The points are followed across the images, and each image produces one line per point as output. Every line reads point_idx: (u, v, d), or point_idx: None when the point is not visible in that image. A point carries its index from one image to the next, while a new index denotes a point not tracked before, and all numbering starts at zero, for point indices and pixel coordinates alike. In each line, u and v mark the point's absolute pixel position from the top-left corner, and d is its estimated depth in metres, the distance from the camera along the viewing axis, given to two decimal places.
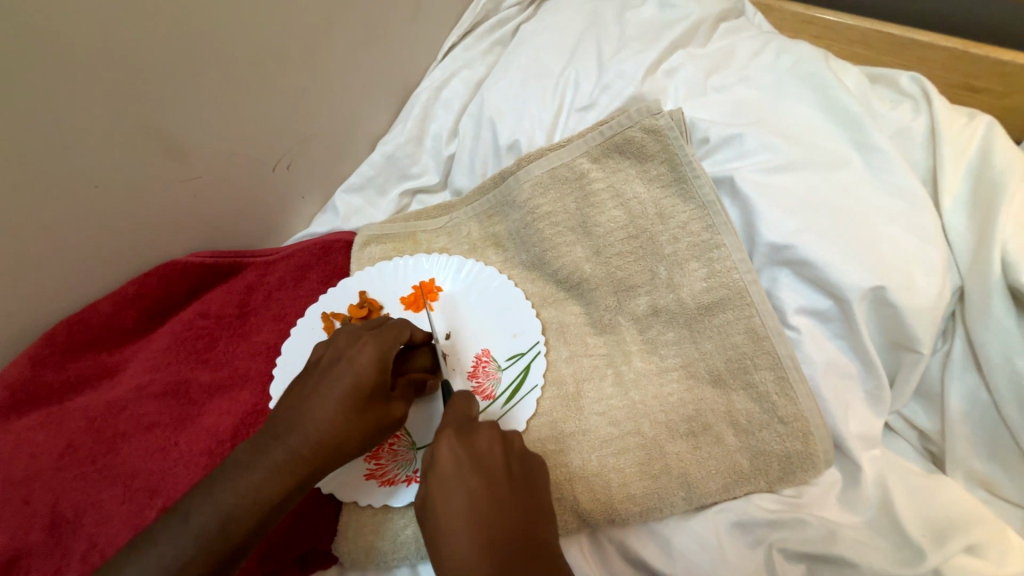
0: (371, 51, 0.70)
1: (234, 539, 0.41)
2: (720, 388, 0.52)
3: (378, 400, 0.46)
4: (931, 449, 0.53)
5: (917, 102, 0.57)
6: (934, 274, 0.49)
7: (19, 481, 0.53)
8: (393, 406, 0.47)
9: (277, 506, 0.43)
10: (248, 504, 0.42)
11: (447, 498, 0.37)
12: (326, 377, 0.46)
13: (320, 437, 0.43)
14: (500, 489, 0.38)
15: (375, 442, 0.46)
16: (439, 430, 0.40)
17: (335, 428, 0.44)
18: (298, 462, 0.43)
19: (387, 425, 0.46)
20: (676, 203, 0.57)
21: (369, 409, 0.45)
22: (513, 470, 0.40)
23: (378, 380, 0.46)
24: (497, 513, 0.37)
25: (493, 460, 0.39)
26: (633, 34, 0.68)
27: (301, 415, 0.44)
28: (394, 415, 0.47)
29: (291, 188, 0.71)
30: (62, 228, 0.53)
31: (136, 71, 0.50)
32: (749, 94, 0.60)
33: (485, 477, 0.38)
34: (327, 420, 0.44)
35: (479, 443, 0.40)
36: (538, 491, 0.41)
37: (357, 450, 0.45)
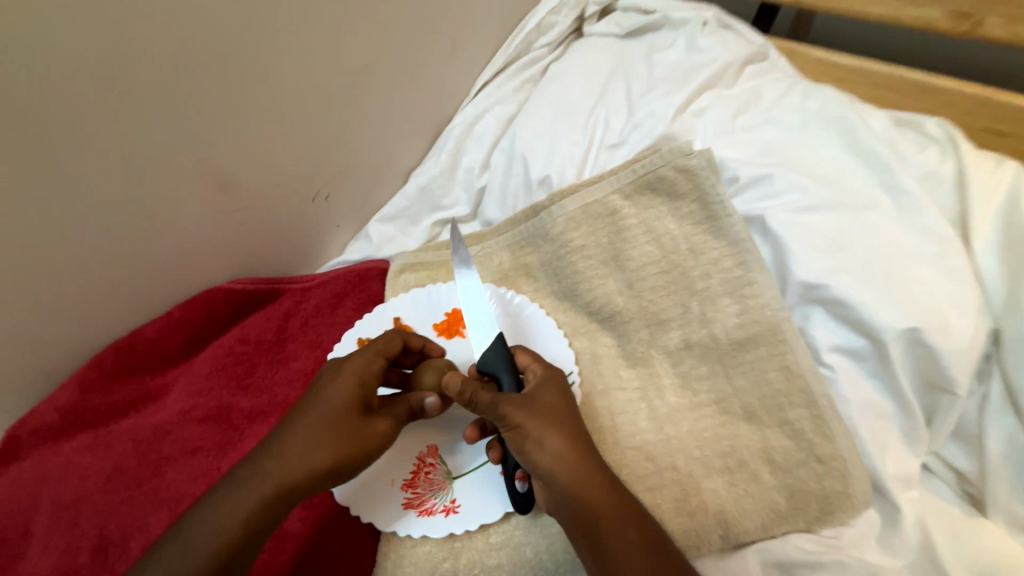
0: (408, 89, 0.74)
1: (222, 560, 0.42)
2: (755, 424, 0.53)
3: (353, 424, 0.47)
4: (969, 491, 0.52)
5: (945, 147, 0.58)
6: (969, 317, 0.49)
7: (67, 503, 0.54)
8: (371, 428, 0.47)
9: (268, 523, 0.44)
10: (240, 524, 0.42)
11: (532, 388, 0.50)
12: (303, 405, 0.48)
13: (293, 465, 0.45)
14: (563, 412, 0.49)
15: (353, 466, 0.46)
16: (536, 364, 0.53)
17: (308, 457, 0.45)
18: (285, 485, 0.44)
19: (363, 443, 0.47)
20: (708, 240, 0.58)
21: (341, 427, 0.46)
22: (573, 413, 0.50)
23: (354, 402, 0.48)
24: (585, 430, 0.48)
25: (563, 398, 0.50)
26: (661, 75, 0.72)
27: (276, 444, 0.46)
28: (373, 437, 0.47)
29: (329, 217, 0.74)
30: (118, 255, 0.56)
31: (195, 112, 0.54)
32: (776, 135, 0.62)
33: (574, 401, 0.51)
34: (301, 447, 0.45)
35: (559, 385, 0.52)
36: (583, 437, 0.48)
37: (334, 476, 0.46)
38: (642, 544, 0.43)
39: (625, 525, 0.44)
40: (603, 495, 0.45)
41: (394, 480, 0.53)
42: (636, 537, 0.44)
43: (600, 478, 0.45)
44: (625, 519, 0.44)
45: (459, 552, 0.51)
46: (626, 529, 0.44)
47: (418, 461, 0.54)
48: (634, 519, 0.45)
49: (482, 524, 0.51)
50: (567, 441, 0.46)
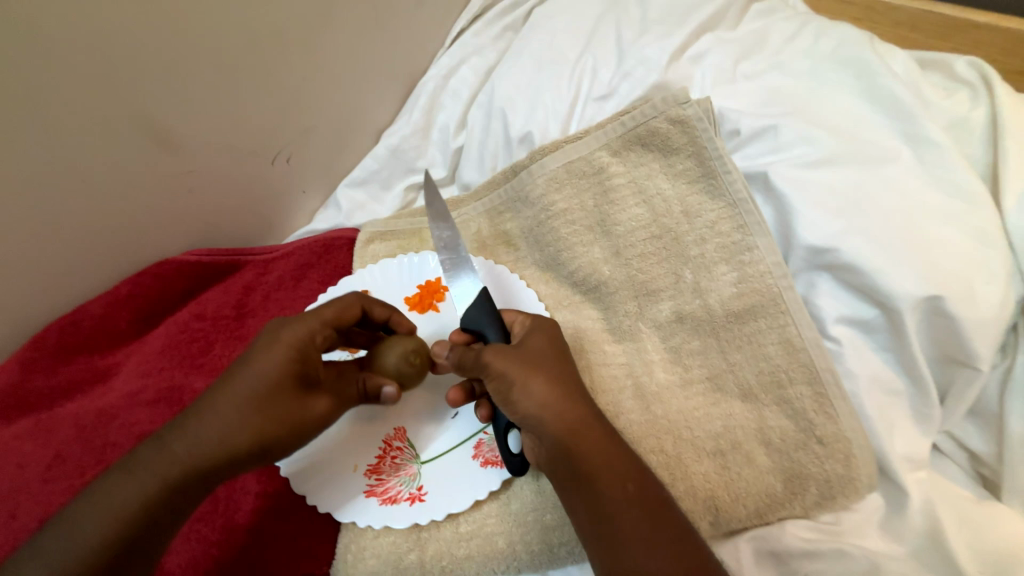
0: (375, 36, 0.66)
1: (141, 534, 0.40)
2: (751, 403, 0.48)
3: (281, 402, 0.41)
4: (983, 473, 0.48)
5: (976, 90, 0.52)
6: (995, 283, 0.44)
7: (6, 493, 0.50)
8: (303, 407, 0.42)
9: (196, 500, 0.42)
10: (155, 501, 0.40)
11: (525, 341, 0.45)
12: (224, 380, 0.42)
13: (208, 446, 0.41)
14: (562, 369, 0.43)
15: (283, 447, 0.41)
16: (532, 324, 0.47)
17: (225, 437, 0.41)
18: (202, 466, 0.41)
19: (295, 422, 0.41)
20: (704, 200, 0.52)
21: (269, 403, 0.41)
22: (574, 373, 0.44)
23: (283, 376, 0.41)
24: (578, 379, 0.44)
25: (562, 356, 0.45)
26: (657, 16, 0.63)
27: (191, 424, 0.41)
28: (305, 418, 0.41)
29: (291, 182, 0.67)
30: (46, 226, 0.50)
31: (119, 56, 0.47)
32: (783, 81, 0.55)
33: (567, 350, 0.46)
34: (217, 427, 0.41)
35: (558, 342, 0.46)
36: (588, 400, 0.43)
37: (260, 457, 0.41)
38: (641, 498, 0.39)
39: (622, 478, 0.40)
40: (598, 447, 0.40)
41: (356, 466, 0.49)
42: (636, 492, 0.39)
43: (604, 443, 0.41)
44: (631, 488, 0.39)
45: (426, 542, 0.47)
46: (623, 483, 0.39)
47: (384, 445, 0.50)
48: (631, 472, 0.40)
49: (450, 513, 0.47)
50: (559, 391, 0.42)
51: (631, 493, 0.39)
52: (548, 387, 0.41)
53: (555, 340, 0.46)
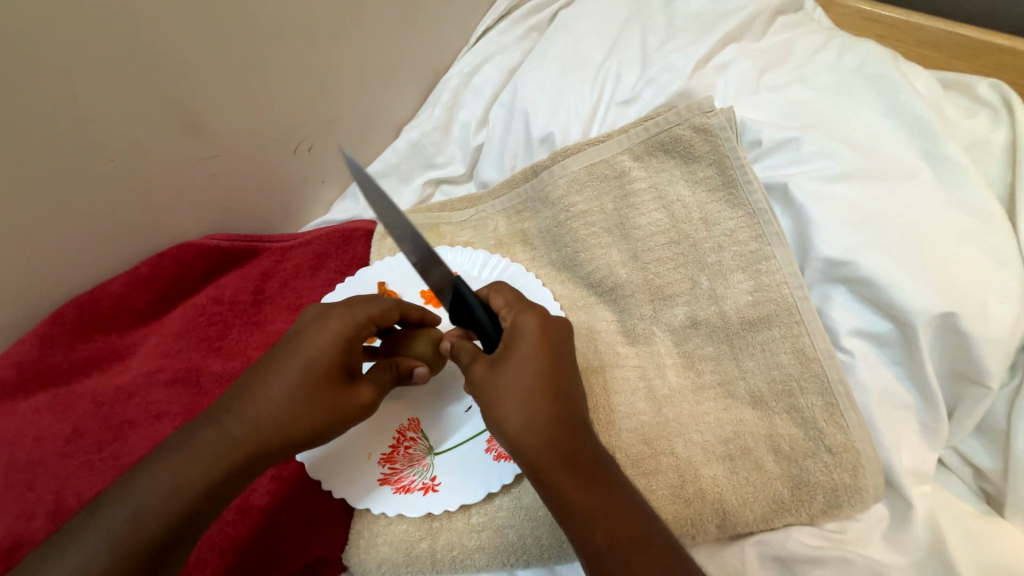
0: (403, 31, 0.67)
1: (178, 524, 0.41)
2: (762, 410, 0.49)
3: (327, 394, 0.43)
4: (987, 489, 0.49)
5: (997, 112, 0.53)
6: (1008, 302, 0.45)
7: (22, 465, 0.51)
8: (348, 398, 0.44)
9: (229, 487, 0.42)
10: (188, 489, 0.41)
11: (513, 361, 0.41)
12: (261, 368, 0.44)
13: (254, 435, 0.42)
14: (551, 396, 0.40)
15: (326, 435, 0.44)
16: (524, 342, 0.42)
17: (270, 426, 0.42)
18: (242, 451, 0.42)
19: (343, 412, 0.44)
20: (723, 208, 0.53)
21: (319, 394, 0.43)
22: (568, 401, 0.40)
23: (330, 369, 0.44)
24: (567, 403, 0.40)
25: (556, 380, 0.41)
26: (682, 24, 0.64)
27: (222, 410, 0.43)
28: (349, 408, 0.44)
29: (312, 171, 0.67)
30: (73, 204, 0.50)
31: (154, 38, 0.47)
32: (806, 95, 0.55)
33: (560, 365, 0.42)
34: (262, 415, 0.42)
35: (555, 362, 0.42)
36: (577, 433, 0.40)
37: (304, 444, 0.44)
38: (617, 539, 0.37)
39: (597, 516, 0.37)
40: (574, 479, 0.38)
41: (371, 455, 0.51)
42: (611, 531, 0.37)
43: (581, 482, 0.38)
44: (603, 531, 0.37)
45: (438, 532, 0.48)
46: (596, 520, 0.37)
47: (398, 435, 0.51)
48: (611, 508, 0.38)
49: (462, 504, 0.48)
50: (532, 419, 0.39)
51: (604, 533, 0.37)
52: (520, 412, 0.39)
53: (544, 356, 0.41)
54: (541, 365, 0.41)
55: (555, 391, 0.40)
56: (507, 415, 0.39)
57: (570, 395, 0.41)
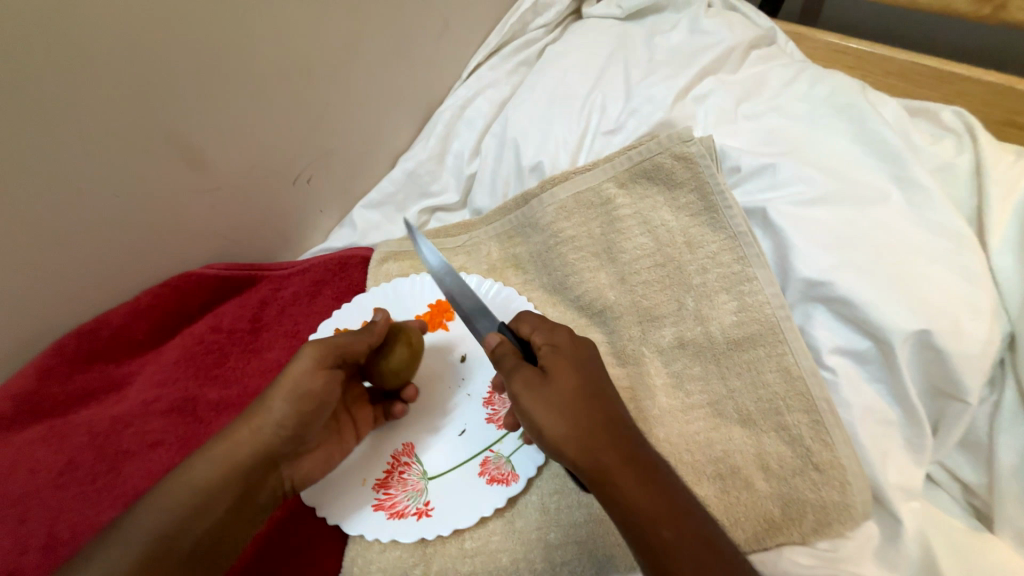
0: (397, 67, 0.70)
1: (181, 552, 0.43)
2: (750, 429, 0.50)
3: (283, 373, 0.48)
4: (976, 504, 0.49)
5: (961, 137, 0.55)
6: (981, 319, 0.46)
7: (17, 498, 0.52)
8: (299, 369, 0.48)
9: (234, 509, 0.46)
10: (185, 512, 0.44)
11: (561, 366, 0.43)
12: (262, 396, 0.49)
13: (245, 432, 0.47)
14: (598, 398, 0.42)
15: (304, 407, 0.48)
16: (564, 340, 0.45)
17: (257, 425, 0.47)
18: (237, 460, 0.46)
19: (300, 380, 0.47)
20: (705, 232, 0.55)
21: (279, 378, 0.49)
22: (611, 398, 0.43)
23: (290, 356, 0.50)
24: (615, 405, 0.42)
25: (599, 380, 0.43)
26: (662, 59, 0.68)
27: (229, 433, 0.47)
28: (303, 375, 0.48)
29: (311, 202, 0.70)
30: (78, 238, 0.52)
31: (161, 81, 0.49)
32: (781, 124, 0.58)
33: (598, 370, 0.44)
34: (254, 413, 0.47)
35: (592, 363, 0.44)
36: (628, 432, 0.41)
37: (290, 418, 0.47)
38: (682, 536, 0.38)
39: (659, 516, 0.38)
40: (633, 482, 0.39)
41: (365, 480, 0.52)
42: (673, 530, 0.38)
43: (642, 480, 0.39)
44: (669, 531, 0.38)
45: (432, 557, 0.48)
46: (660, 521, 0.38)
47: (392, 460, 0.53)
48: (671, 506, 0.39)
49: (456, 528, 0.49)
50: (585, 423, 0.40)
51: (670, 533, 0.38)
52: (574, 416, 0.40)
53: (585, 363, 0.44)
54: (586, 371, 0.43)
55: (601, 394, 0.42)
56: (559, 423, 0.40)
57: (616, 397, 0.43)
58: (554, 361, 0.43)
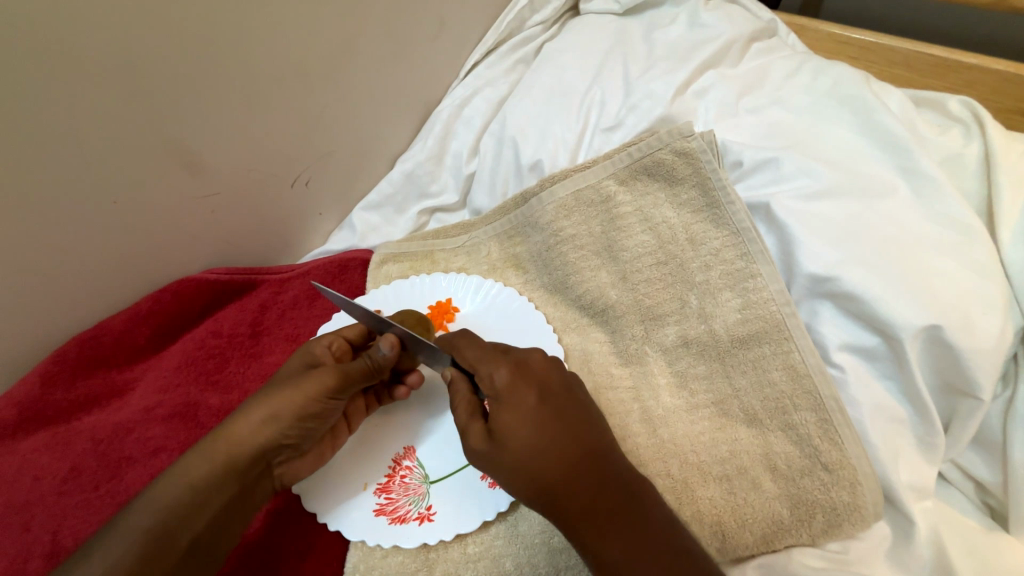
0: (394, 68, 0.70)
1: (179, 549, 0.43)
2: (756, 428, 0.49)
3: (290, 382, 0.48)
4: (990, 503, 0.48)
5: (969, 127, 0.54)
6: (994, 314, 0.45)
7: (21, 505, 0.52)
8: (309, 379, 0.48)
9: (231, 511, 0.46)
10: (184, 512, 0.44)
11: (507, 422, 0.41)
12: (256, 399, 0.48)
13: (244, 433, 0.47)
14: (552, 451, 0.40)
15: (310, 416, 0.48)
16: (512, 384, 0.43)
17: (258, 426, 0.47)
18: (235, 460, 0.46)
19: (310, 390, 0.48)
20: (708, 228, 0.54)
21: (284, 387, 0.48)
22: (570, 444, 0.41)
23: (296, 364, 0.50)
24: (570, 446, 0.40)
25: (552, 429, 0.41)
26: (662, 53, 0.67)
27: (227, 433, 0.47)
28: (313, 386, 0.48)
29: (309, 204, 0.69)
30: (76, 245, 0.52)
31: (156, 85, 0.49)
32: (783, 117, 0.57)
33: (553, 414, 0.42)
34: (258, 419, 0.47)
35: (543, 409, 0.42)
36: (594, 479, 0.40)
37: (294, 427, 0.47)
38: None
39: (622, 565, 0.37)
40: (599, 536, 0.38)
41: (366, 485, 0.52)
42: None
43: (609, 528, 0.38)
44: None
45: (434, 562, 0.48)
46: (623, 570, 0.37)
47: (394, 464, 0.53)
48: (636, 552, 0.38)
49: (458, 533, 0.48)
50: (537, 480, 0.40)
51: None
52: (522, 476, 0.40)
53: (531, 407, 0.42)
54: (534, 417, 0.41)
55: (551, 438, 0.41)
56: (515, 483, 0.41)
57: (574, 434, 0.41)
58: (497, 415, 0.42)
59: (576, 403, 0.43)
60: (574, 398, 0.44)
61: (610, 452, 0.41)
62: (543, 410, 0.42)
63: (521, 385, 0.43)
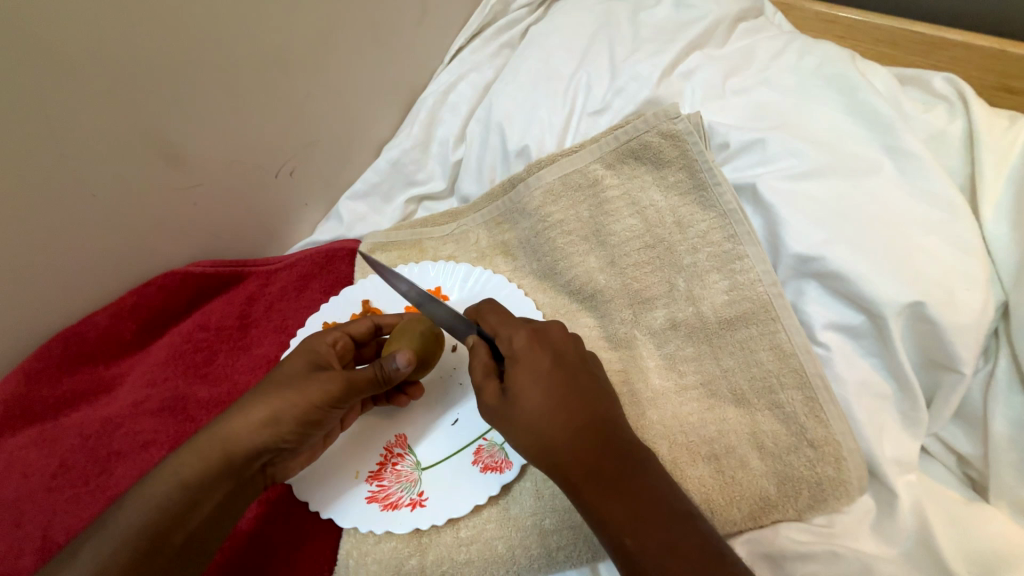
0: (377, 54, 0.68)
1: (173, 547, 0.43)
2: (744, 408, 0.49)
3: (294, 384, 0.47)
4: (971, 475, 0.49)
5: (953, 104, 0.54)
6: (976, 289, 0.46)
7: (10, 502, 0.52)
8: (314, 385, 0.47)
9: (227, 504, 0.46)
10: (173, 509, 0.43)
11: (524, 380, 0.42)
12: (256, 399, 0.47)
13: (241, 434, 0.46)
14: (568, 411, 0.41)
15: (310, 421, 0.47)
16: (533, 347, 0.44)
17: (258, 428, 0.46)
18: (226, 453, 0.46)
19: (315, 396, 0.47)
20: (695, 211, 0.54)
21: (288, 390, 0.47)
22: (590, 405, 0.42)
23: (300, 365, 0.49)
24: (584, 408, 0.41)
25: (571, 392, 0.42)
26: (647, 35, 0.66)
27: (221, 429, 0.46)
28: (317, 393, 0.47)
29: (294, 195, 0.68)
30: (55, 240, 0.51)
31: (129, 73, 0.47)
32: (770, 97, 0.57)
33: (572, 379, 0.43)
34: (259, 419, 0.46)
35: (561, 374, 0.43)
36: (608, 443, 0.40)
37: (295, 431, 0.47)
38: (647, 546, 0.37)
39: (625, 524, 0.38)
40: (602, 500, 0.39)
41: (358, 473, 0.52)
42: (638, 537, 0.37)
43: (612, 494, 0.39)
44: (631, 541, 0.37)
45: (428, 547, 0.48)
46: (624, 529, 0.38)
47: (386, 452, 0.53)
48: (638, 514, 0.38)
49: (450, 518, 0.49)
50: (550, 439, 0.41)
51: (633, 544, 0.37)
52: (537, 431, 0.41)
53: (546, 370, 0.43)
54: (548, 378, 0.42)
55: (567, 400, 0.41)
56: (526, 441, 0.41)
57: (585, 400, 0.42)
58: (513, 377, 0.43)
59: (591, 371, 0.44)
60: (588, 366, 0.45)
61: (616, 422, 0.42)
62: (555, 374, 0.42)
63: (538, 348, 0.44)
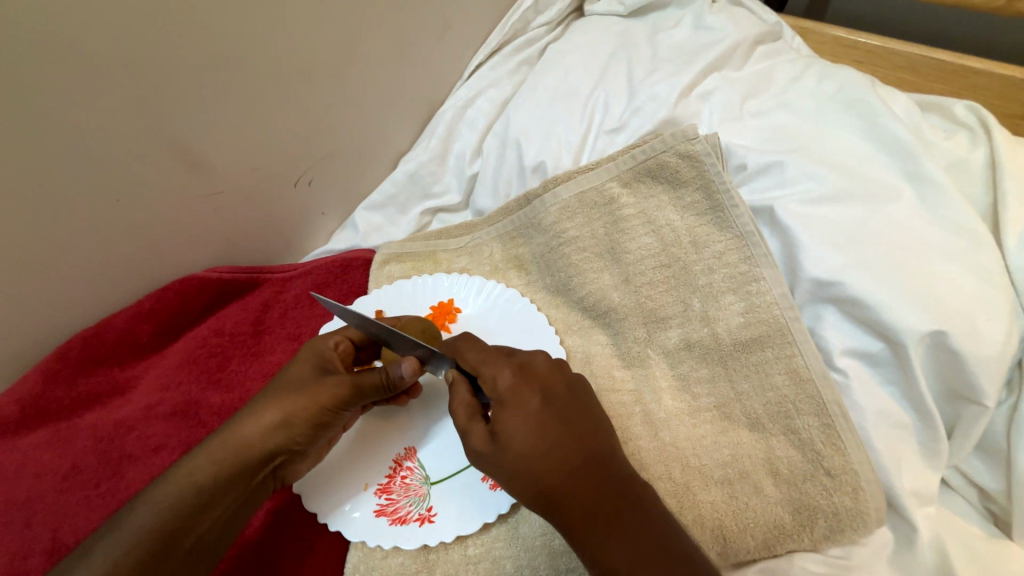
0: (398, 68, 0.70)
1: (182, 551, 0.43)
2: (759, 432, 0.48)
3: (305, 387, 0.48)
4: (993, 509, 0.48)
5: (974, 132, 0.54)
6: (999, 320, 0.45)
7: (21, 502, 0.53)
8: (325, 387, 0.48)
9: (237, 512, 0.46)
10: (185, 515, 0.43)
11: (511, 425, 0.41)
12: (268, 401, 0.48)
13: (253, 436, 0.47)
14: (558, 454, 0.40)
15: (321, 423, 0.48)
16: (520, 385, 0.43)
17: (270, 431, 0.47)
18: (237, 460, 0.46)
19: (325, 397, 0.48)
20: (711, 232, 0.54)
21: (299, 392, 0.48)
22: (582, 445, 0.41)
23: (310, 368, 0.50)
24: (576, 447, 0.40)
25: (561, 432, 0.41)
26: (665, 55, 0.67)
27: (233, 433, 0.47)
28: (328, 395, 0.48)
29: (311, 204, 0.69)
30: (78, 242, 0.52)
31: (159, 82, 0.49)
32: (788, 120, 0.57)
33: (562, 418, 0.41)
34: (271, 421, 0.47)
35: (551, 411, 0.42)
36: (603, 484, 0.39)
37: (307, 433, 0.48)
38: None
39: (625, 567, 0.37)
40: (601, 543, 0.38)
41: (367, 485, 0.52)
42: None
43: (614, 532, 0.38)
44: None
45: (435, 564, 0.48)
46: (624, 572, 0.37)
47: (395, 465, 0.53)
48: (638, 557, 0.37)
49: (459, 535, 0.48)
50: (542, 482, 0.39)
51: None
52: (527, 476, 0.40)
53: (536, 412, 0.41)
54: (536, 419, 0.41)
55: (558, 441, 0.40)
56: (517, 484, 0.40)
57: (577, 438, 0.41)
58: (501, 420, 0.41)
59: (580, 406, 0.43)
60: (577, 401, 0.43)
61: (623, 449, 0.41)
62: (546, 413, 0.41)
63: (524, 388, 0.42)
